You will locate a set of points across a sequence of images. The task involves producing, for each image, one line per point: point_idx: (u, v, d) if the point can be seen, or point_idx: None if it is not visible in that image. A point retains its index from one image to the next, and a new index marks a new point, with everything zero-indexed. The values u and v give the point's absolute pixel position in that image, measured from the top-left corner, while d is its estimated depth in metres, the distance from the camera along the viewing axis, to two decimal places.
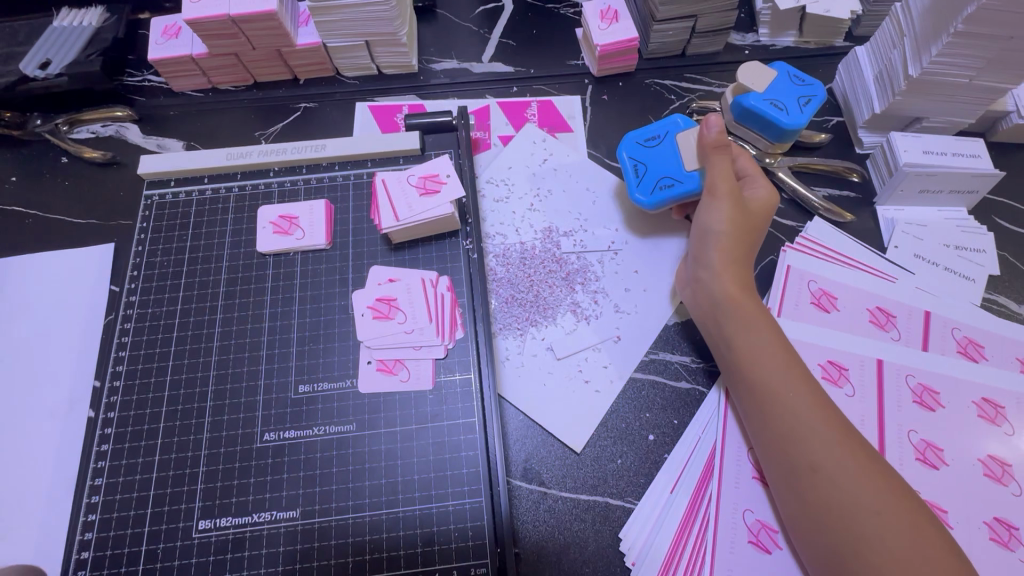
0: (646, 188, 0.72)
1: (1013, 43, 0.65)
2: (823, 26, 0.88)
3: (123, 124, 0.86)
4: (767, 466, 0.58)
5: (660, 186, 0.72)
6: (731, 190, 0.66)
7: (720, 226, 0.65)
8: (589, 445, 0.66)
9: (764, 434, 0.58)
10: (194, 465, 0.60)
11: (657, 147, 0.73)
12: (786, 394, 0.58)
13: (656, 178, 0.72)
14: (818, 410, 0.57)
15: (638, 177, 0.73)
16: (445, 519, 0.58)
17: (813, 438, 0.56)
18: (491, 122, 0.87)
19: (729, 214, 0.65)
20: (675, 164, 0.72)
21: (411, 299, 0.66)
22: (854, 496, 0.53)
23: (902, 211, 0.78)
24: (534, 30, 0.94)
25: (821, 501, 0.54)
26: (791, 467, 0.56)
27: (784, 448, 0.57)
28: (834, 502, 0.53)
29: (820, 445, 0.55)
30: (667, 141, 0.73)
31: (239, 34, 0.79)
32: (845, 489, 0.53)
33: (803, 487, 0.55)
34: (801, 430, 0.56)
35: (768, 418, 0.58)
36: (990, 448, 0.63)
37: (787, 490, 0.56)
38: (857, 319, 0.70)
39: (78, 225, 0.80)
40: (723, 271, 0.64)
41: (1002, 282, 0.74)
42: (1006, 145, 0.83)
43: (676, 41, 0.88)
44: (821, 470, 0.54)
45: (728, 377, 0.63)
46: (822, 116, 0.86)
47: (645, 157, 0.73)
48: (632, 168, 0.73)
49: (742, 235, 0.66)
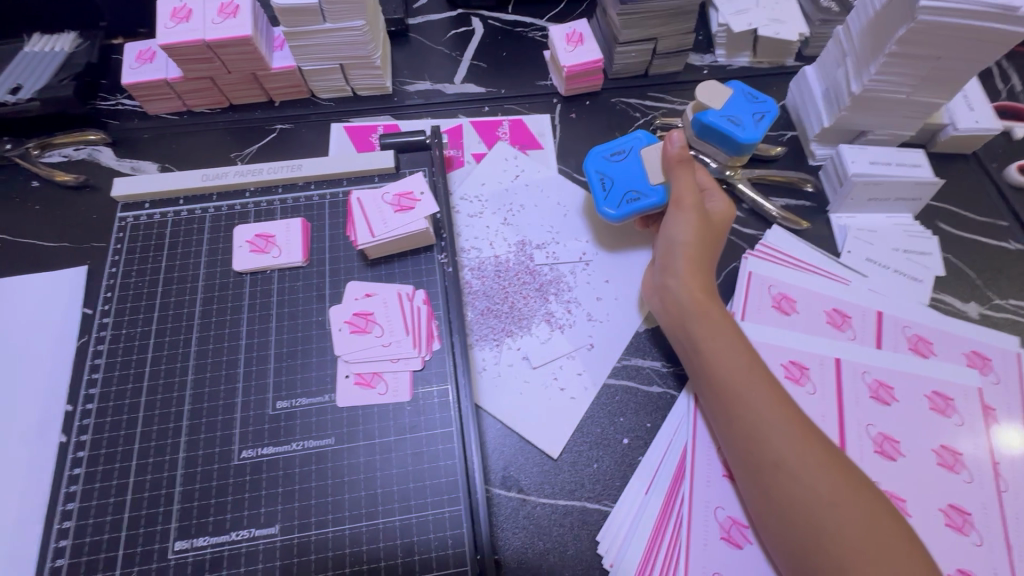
0: (614, 202, 0.75)
1: (942, 62, 0.70)
2: (774, 47, 0.94)
3: (96, 147, 0.86)
4: (735, 465, 0.61)
5: (627, 199, 0.74)
6: (695, 203, 0.69)
7: (685, 237, 0.69)
8: (567, 451, 0.67)
9: (731, 434, 0.61)
10: (170, 485, 0.60)
11: (624, 162, 0.77)
12: (748, 394, 0.61)
13: (623, 192, 0.75)
14: (779, 408, 0.60)
15: (605, 191, 0.76)
16: (424, 528, 0.59)
17: (775, 436, 0.58)
18: (464, 140, 0.90)
19: (693, 226, 0.69)
20: (641, 178, 0.75)
21: (387, 313, 0.67)
22: (815, 490, 0.55)
23: (855, 218, 0.83)
24: (503, 52, 0.98)
25: (785, 496, 0.56)
26: (755, 464, 0.58)
27: (749, 447, 0.59)
28: (797, 496, 0.56)
29: (782, 442, 0.58)
30: (632, 156, 0.77)
31: (214, 58, 0.81)
32: (807, 485, 0.56)
33: (768, 485, 0.57)
34: (764, 429, 0.59)
35: (733, 419, 0.61)
36: (942, 439, 0.66)
37: (753, 487, 0.59)
38: (815, 321, 0.73)
39: (50, 248, 0.79)
40: (689, 280, 0.67)
41: (947, 282, 0.79)
42: (945, 155, 0.89)
43: (638, 62, 0.93)
44: (783, 466, 0.57)
45: (696, 381, 0.66)
46: (777, 131, 0.91)
47: (612, 171, 0.76)
48: (600, 181, 0.76)
49: (705, 245, 0.69)
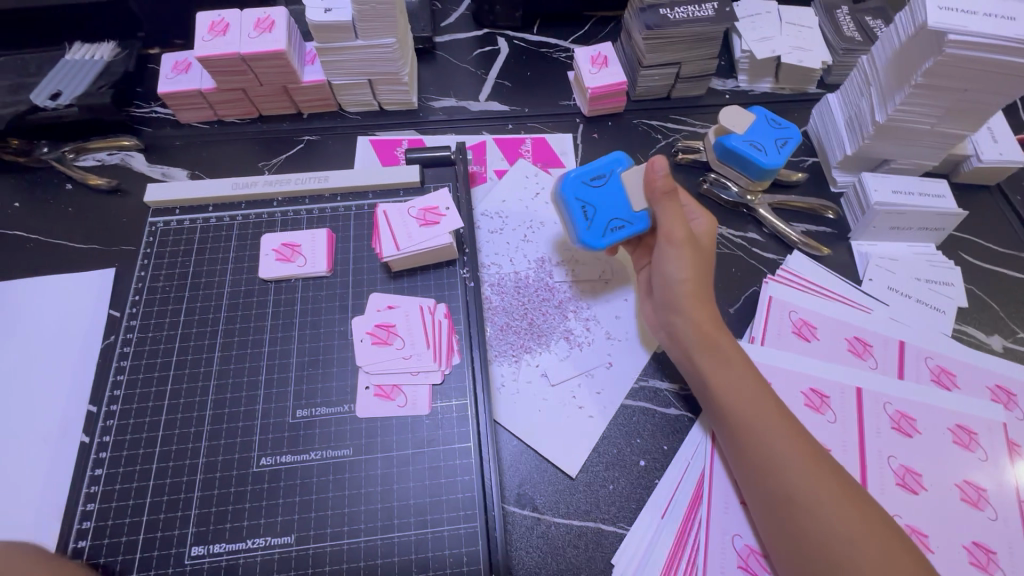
0: (598, 232, 0.70)
1: (968, 95, 0.71)
2: (797, 74, 0.95)
3: (129, 152, 0.88)
4: (749, 497, 0.60)
5: (612, 228, 0.70)
6: (686, 236, 0.67)
7: (682, 275, 0.67)
8: (584, 471, 0.67)
9: (743, 465, 0.60)
10: (189, 489, 0.60)
11: (603, 187, 0.71)
12: (758, 424, 0.60)
13: (606, 221, 0.71)
14: (792, 441, 0.59)
15: (588, 221, 0.71)
16: (439, 544, 0.59)
17: (787, 468, 0.57)
18: (487, 157, 0.91)
19: (689, 262, 0.67)
20: (623, 205, 0.71)
21: (409, 325, 0.68)
22: (829, 524, 0.54)
23: (876, 246, 0.83)
24: (528, 71, 1.00)
25: (798, 529, 0.55)
26: (767, 496, 0.58)
27: (761, 478, 0.59)
28: (811, 530, 0.55)
29: (795, 475, 0.57)
30: (612, 180, 0.71)
31: (249, 71, 0.83)
32: (821, 519, 0.55)
33: (781, 517, 0.57)
34: (777, 463, 0.58)
35: (744, 449, 0.60)
36: (966, 474, 0.65)
37: (766, 519, 0.58)
38: (835, 348, 0.73)
39: (80, 250, 0.81)
40: (693, 311, 0.66)
41: (971, 314, 0.79)
42: (968, 186, 0.89)
43: (661, 85, 0.94)
44: (796, 499, 0.56)
45: (710, 411, 0.65)
46: (798, 157, 0.92)
47: (593, 198, 0.71)
48: (581, 210, 0.71)
49: (702, 278, 0.68)
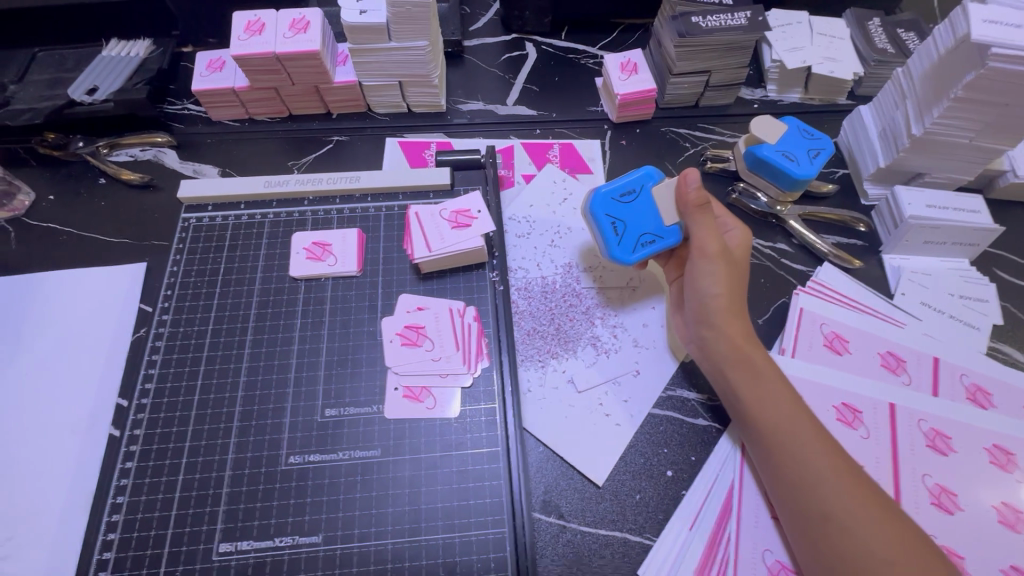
0: (629, 247, 0.71)
1: (1009, 109, 0.70)
2: (828, 85, 0.94)
3: (161, 149, 0.89)
4: (783, 515, 0.59)
5: (642, 243, 0.71)
6: (719, 250, 0.67)
7: (715, 290, 0.67)
8: (610, 480, 0.66)
9: (777, 482, 0.59)
10: (218, 485, 0.60)
11: (634, 203, 0.72)
12: (793, 440, 0.59)
13: (636, 236, 0.71)
14: (829, 458, 0.58)
15: (618, 236, 0.71)
16: (468, 549, 0.58)
17: (822, 487, 0.56)
18: (515, 161, 0.91)
19: (724, 276, 0.67)
20: (654, 219, 0.71)
21: (438, 327, 0.68)
22: (866, 545, 0.53)
23: (908, 260, 0.82)
24: (556, 77, 1.00)
25: (835, 550, 0.54)
26: (801, 514, 0.57)
27: (796, 496, 0.57)
28: (847, 551, 0.54)
29: (831, 494, 0.56)
30: (642, 196, 0.72)
31: (282, 70, 0.84)
32: (858, 539, 0.54)
33: (816, 537, 0.56)
34: (812, 481, 0.57)
35: (778, 466, 0.59)
36: (1004, 495, 0.64)
37: (800, 538, 0.57)
38: (868, 362, 0.72)
39: (112, 243, 0.82)
40: (727, 326, 0.66)
41: (1005, 332, 0.77)
42: (1002, 202, 0.88)
43: (690, 93, 0.94)
44: (831, 518, 0.55)
45: (741, 426, 0.64)
46: (828, 168, 0.91)
47: (623, 214, 0.71)
48: (611, 226, 0.71)
49: (736, 292, 0.67)
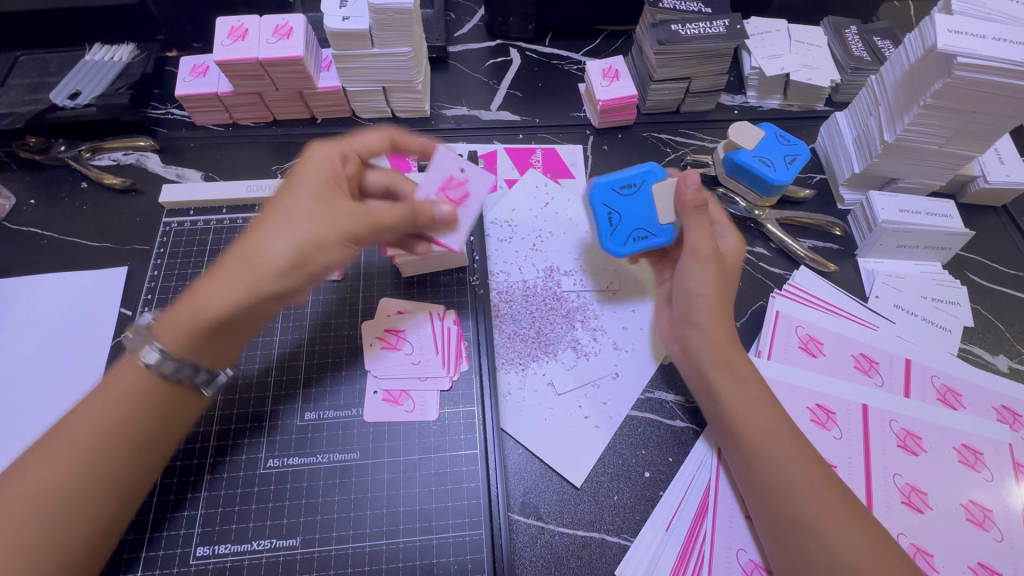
0: (620, 239, 0.72)
1: (976, 116, 0.72)
2: (806, 92, 0.96)
3: (144, 153, 0.89)
4: (759, 523, 0.60)
5: (634, 237, 0.72)
6: (711, 251, 0.66)
7: (702, 289, 0.67)
8: (589, 481, 0.67)
9: (752, 488, 0.60)
10: (195, 490, 0.60)
11: (633, 198, 0.73)
12: (767, 448, 0.60)
13: (630, 229, 0.72)
14: (805, 468, 0.58)
15: (612, 228, 0.73)
16: (444, 551, 0.59)
17: (794, 494, 0.57)
18: (498, 166, 0.92)
19: (710, 277, 0.66)
20: (648, 215, 0.72)
21: (418, 331, 0.69)
22: (836, 552, 0.54)
23: (882, 264, 0.83)
24: (539, 83, 1.01)
25: (808, 557, 0.55)
26: (775, 521, 0.58)
27: (770, 503, 0.58)
28: (819, 558, 0.54)
29: (803, 501, 0.57)
30: (643, 191, 0.73)
31: (265, 75, 0.84)
32: (828, 547, 0.54)
33: (789, 543, 0.57)
34: (784, 487, 0.58)
35: (753, 473, 0.60)
36: (973, 494, 0.65)
37: (774, 544, 0.58)
38: (842, 364, 0.74)
39: (93, 248, 0.82)
40: (710, 329, 0.66)
41: (976, 334, 0.79)
42: (974, 207, 0.90)
43: (672, 99, 0.95)
44: (804, 525, 0.56)
45: (720, 434, 0.65)
46: (806, 173, 0.92)
47: (620, 207, 0.73)
48: (607, 216, 0.73)
49: (722, 296, 0.67)
